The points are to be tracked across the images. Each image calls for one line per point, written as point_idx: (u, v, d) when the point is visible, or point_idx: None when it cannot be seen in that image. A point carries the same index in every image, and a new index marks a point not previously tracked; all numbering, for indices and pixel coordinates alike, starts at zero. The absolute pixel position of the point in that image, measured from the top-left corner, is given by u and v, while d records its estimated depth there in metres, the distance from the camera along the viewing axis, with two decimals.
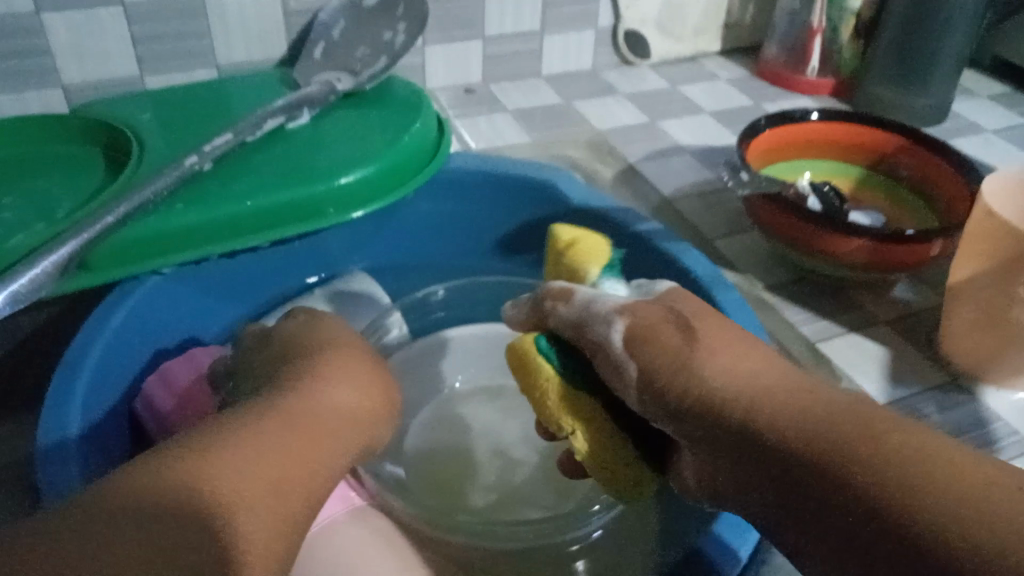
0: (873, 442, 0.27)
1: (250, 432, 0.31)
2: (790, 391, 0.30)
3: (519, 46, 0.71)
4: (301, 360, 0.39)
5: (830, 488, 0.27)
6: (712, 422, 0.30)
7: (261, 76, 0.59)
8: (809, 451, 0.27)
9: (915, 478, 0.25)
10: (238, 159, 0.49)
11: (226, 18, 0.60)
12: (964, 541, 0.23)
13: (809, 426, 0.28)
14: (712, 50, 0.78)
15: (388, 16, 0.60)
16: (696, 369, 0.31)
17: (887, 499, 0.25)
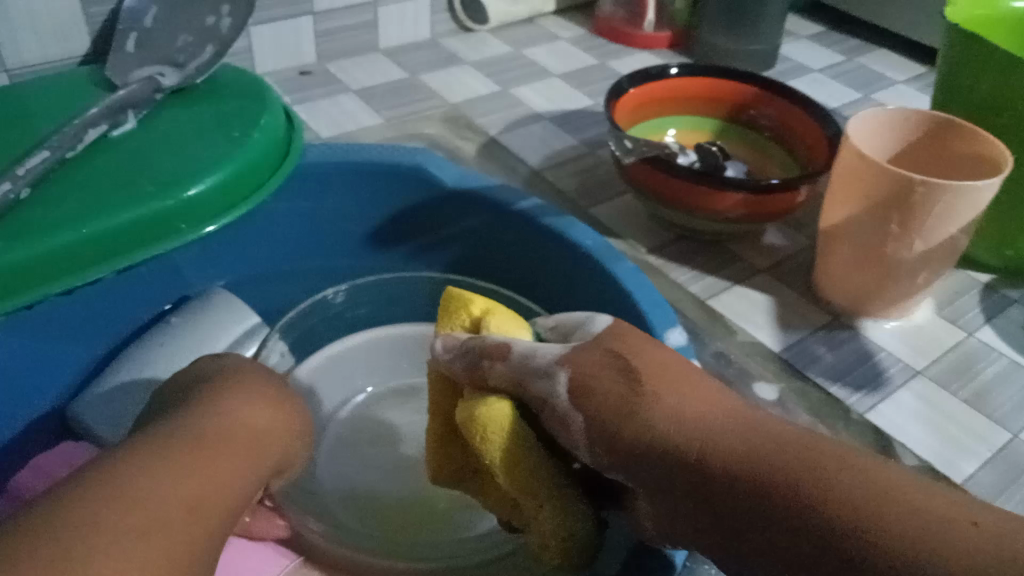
0: (844, 480, 0.24)
1: (160, 459, 0.29)
2: (746, 428, 0.27)
3: (353, 19, 0.66)
4: (206, 380, 0.36)
5: (800, 536, 0.24)
6: (666, 467, 0.28)
7: (66, 78, 0.51)
8: (775, 492, 0.25)
9: (895, 521, 0.23)
10: (60, 178, 0.42)
11: (10, 10, 0.51)
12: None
13: (774, 465, 0.25)
14: (547, 9, 0.77)
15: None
16: (642, 416, 0.29)
17: (873, 547, 0.23)
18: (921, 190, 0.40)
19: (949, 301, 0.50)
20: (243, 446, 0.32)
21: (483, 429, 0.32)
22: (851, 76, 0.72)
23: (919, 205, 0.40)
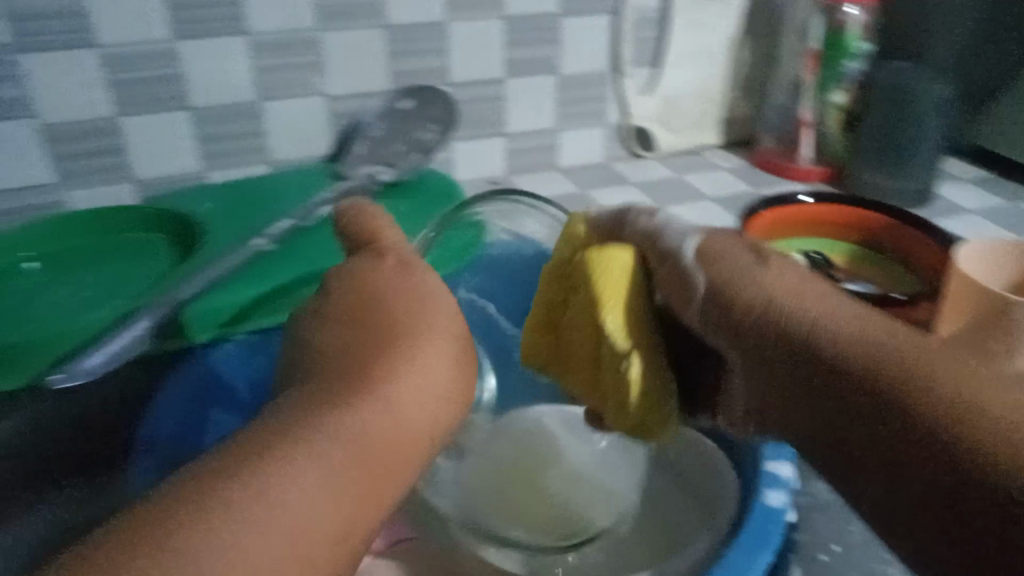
0: (935, 372, 0.26)
1: (289, 460, 0.26)
2: (856, 312, 0.29)
3: (538, 141, 0.79)
4: (376, 335, 0.33)
5: (886, 413, 0.26)
6: (776, 326, 0.31)
7: (306, 170, 0.68)
8: (868, 370, 0.27)
9: (985, 417, 0.24)
10: (296, 241, 0.57)
11: (278, 120, 0.67)
12: (998, 482, 0.23)
13: (876, 347, 0.27)
14: (712, 142, 0.86)
15: (420, 118, 0.69)
16: (759, 283, 0.32)
17: (959, 432, 0.24)
18: (1017, 312, 0.42)
19: None
20: (399, 447, 0.30)
21: (598, 266, 0.36)
22: (1010, 219, 0.74)
23: (1014, 326, 0.42)
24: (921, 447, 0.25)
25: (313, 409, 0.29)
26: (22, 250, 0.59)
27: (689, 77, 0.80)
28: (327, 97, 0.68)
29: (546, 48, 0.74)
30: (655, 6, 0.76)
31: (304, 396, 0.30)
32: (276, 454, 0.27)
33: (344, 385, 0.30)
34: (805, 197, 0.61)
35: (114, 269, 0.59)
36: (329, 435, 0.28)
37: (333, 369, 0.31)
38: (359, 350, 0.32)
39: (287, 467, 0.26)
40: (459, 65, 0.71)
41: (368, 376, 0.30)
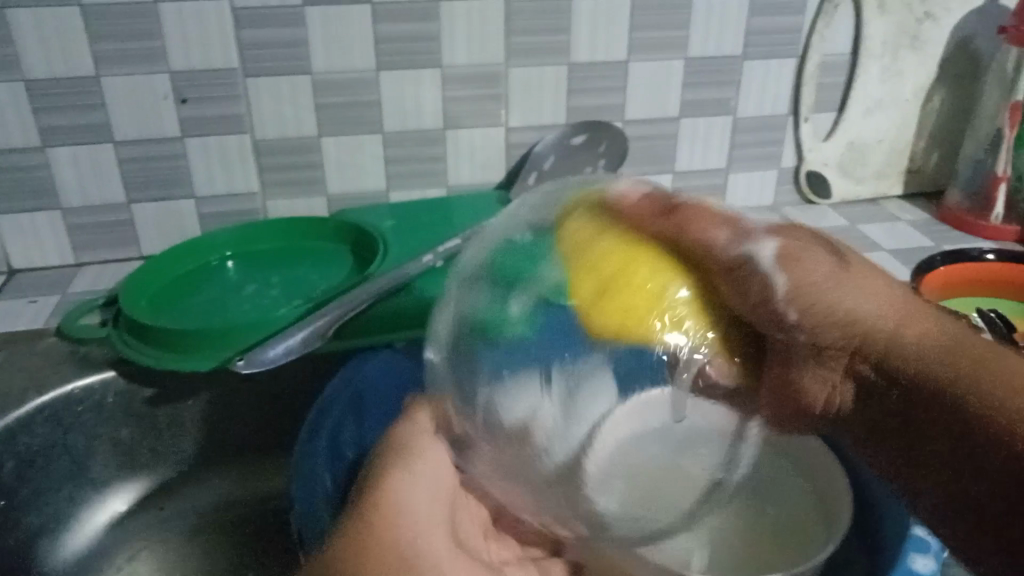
0: (961, 367, 0.36)
1: (364, 543, 0.35)
2: (921, 319, 0.39)
3: (707, 181, 0.79)
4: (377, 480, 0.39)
5: (952, 406, 0.36)
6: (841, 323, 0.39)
7: (479, 197, 0.72)
8: (943, 365, 0.37)
9: (989, 388, 0.35)
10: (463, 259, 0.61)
11: (459, 147, 0.72)
12: (1009, 428, 0.33)
13: (911, 343, 0.38)
14: (892, 191, 0.82)
15: (592, 152, 0.72)
16: (840, 300, 0.39)
17: (972, 401, 0.35)
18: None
19: None
20: (431, 526, 0.39)
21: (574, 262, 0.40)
22: None
23: None
24: (955, 416, 0.35)
25: (371, 501, 0.38)
26: (225, 250, 0.66)
27: (875, 124, 0.77)
28: (505, 127, 0.72)
29: (724, 90, 0.74)
30: (843, 51, 0.74)
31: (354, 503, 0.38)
32: (351, 566, 0.34)
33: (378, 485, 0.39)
34: (991, 253, 0.58)
35: (301, 272, 0.65)
36: (388, 518, 0.37)
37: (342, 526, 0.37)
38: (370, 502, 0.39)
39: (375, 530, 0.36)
40: (634, 102, 0.73)
41: (371, 510, 0.37)
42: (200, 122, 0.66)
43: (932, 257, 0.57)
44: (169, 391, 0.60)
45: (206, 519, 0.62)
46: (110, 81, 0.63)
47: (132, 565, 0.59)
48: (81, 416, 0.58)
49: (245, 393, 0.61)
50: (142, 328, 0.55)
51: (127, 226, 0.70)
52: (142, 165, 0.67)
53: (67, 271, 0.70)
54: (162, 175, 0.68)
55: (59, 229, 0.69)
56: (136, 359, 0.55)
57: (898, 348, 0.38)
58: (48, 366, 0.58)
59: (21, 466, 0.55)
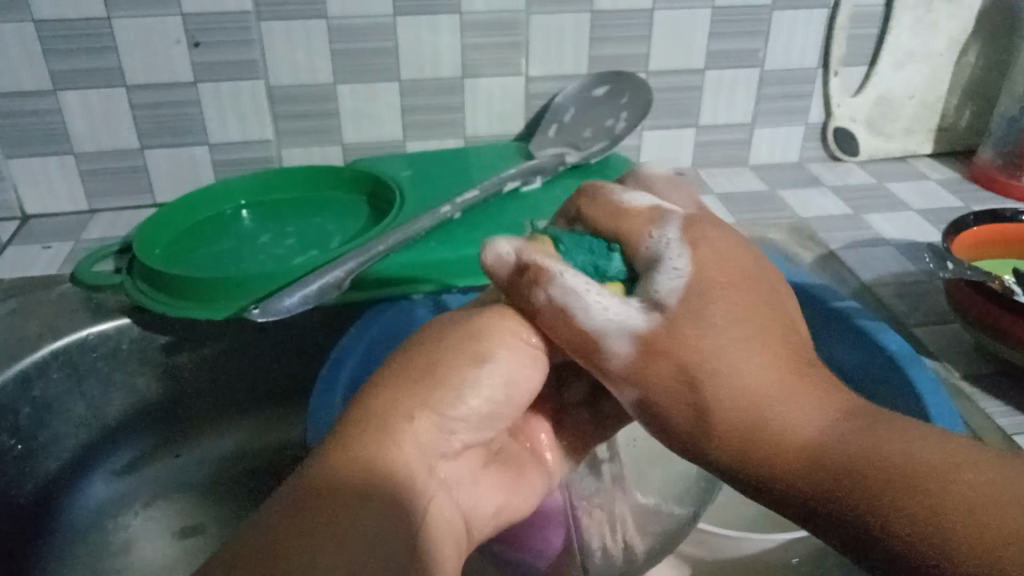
0: (858, 480, 0.28)
1: (375, 442, 0.32)
2: (793, 416, 0.30)
3: (731, 136, 0.77)
4: (458, 327, 0.36)
5: (850, 524, 0.28)
6: (742, 447, 0.31)
7: (498, 149, 0.71)
8: (824, 478, 0.29)
9: (938, 522, 0.26)
10: (482, 211, 0.60)
11: (478, 97, 0.70)
12: (953, 568, 0.26)
13: (822, 443, 0.29)
14: (921, 150, 0.79)
15: (613, 105, 0.70)
16: (731, 404, 0.31)
17: (892, 532, 0.27)
18: None
19: None
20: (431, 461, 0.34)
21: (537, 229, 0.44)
22: None
23: None
24: (838, 527, 0.29)
25: (429, 375, 0.34)
26: (240, 199, 0.65)
27: (905, 79, 0.75)
28: (525, 77, 0.70)
29: (751, 41, 0.72)
30: (876, 3, 0.71)
31: (383, 381, 0.35)
32: (358, 512, 0.31)
33: (435, 338, 0.36)
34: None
35: (317, 222, 0.64)
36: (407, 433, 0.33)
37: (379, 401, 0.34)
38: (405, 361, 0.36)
39: (387, 418, 0.33)
40: (658, 52, 0.71)
41: (398, 415, 0.34)
42: (212, 67, 0.65)
43: (964, 216, 0.55)
44: (184, 340, 0.59)
45: (219, 470, 0.62)
46: (120, 23, 0.62)
47: (149, 511, 0.60)
48: (97, 363, 0.58)
49: (260, 344, 0.61)
50: (157, 276, 0.55)
51: (141, 173, 0.69)
52: (154, 111, 0.66)
53: (81, 217, 0.70)
54: (175, 121, 0.67)
55: (72, 174, 0.68)
56: (151, 307, 0.54)
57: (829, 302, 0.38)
58: (61, 312, 0.57)
59: (37, 412, 0.55)
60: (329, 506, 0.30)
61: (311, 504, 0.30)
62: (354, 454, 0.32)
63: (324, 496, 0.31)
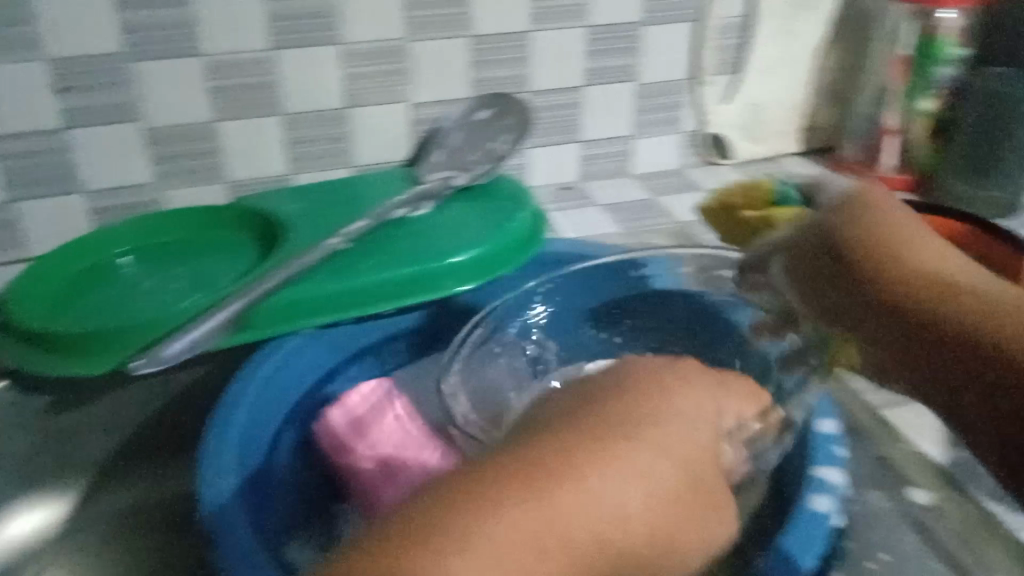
0: (931, 292, 0.40)
1: (589, 467, 0.33)
2: (936, 259, 0.42)
3: (614, 148, 0.80)
4: (639, 401, 0.37)
5: (933, 336, 0.39)
6: (884, 291, 0.42)
7: (384, 174, 0.70)
8: (926, 288, 0.41)
9: (983, 316, 0.38)
10: (373, 238, 0.59)
11: (363, 125, 0.70)
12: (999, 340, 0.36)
13: (920, 278, 0.41)
14: (791, 149, 0.84)
15: (497, 126, 0.69)
16: (884, 252, 0.43)
17: (957, 319, 0.38)
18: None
19: None
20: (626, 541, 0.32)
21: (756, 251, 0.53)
22: None
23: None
24: (943, 342, 0.39)
25: (625, 428, 0.35)
26: (123, 245, 0.64)
27: (771, 86, 0.79)
28: (408, 103, 0.70)
29: (626, 57, 0.75)
30: (738, 14, 0.75)
31: (595, 413, 0.36)
32: (525, 504, 0.31)
33: (619, 412, 0.36)
34: None
35: (204, 262, 0.63)
36: (596, 484, 0.32)
37: (587, 421, 0.35)
38: (527, 442, 0.34)
39: (577, 481, 0.32)
40: (538, 73, 0.72)
41: (599, 444, 0.34)
42: (84, 113, 0.63)
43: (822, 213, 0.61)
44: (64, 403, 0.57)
45: (120, 527, 0.62)
46: None
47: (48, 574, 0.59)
48: None
49: (150, 399, 0.60)
50: (36, 334, 0.53)
51: (14, 226, 0.66)
52: (24, 162, 0.64)
53: None
54: (48, 170, 0.64)
55: None
56: (32, 368, 0.52)
57: (902, 279, 0.42)
58: None
59: None
60: (507, 488, 0.31)
61: (514, 480, 0.31)
62: (550, 476, 0.32)
63: (469, 501, 0.30)
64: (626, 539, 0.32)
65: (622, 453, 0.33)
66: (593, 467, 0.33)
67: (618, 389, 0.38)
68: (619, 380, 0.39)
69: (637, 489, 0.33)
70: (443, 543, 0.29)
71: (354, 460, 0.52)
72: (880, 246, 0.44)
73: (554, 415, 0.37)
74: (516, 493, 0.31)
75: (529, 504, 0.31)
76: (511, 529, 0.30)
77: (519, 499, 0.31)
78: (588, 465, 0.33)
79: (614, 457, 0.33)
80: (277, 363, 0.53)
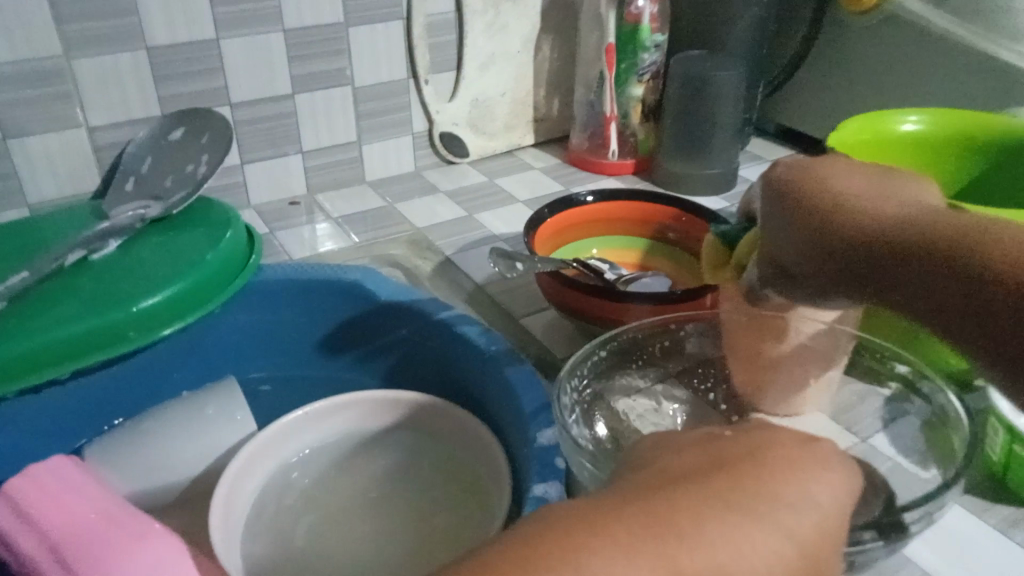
0: (900, 242, 0.34)
1: (737, 528, 0.27)
2: (878, 215, 0.36)
3: (341, 156, 0.75)
4: (775, 453, 0.31)
5: (927, 275, 0.33)
6: (864, 246, 0.35)
7: (66, 210, 0.60)
8: (927, 245, 0.33)
9: (967, 262, 0.32)
10: (41, 293, 0.51)
11: (31, 158, 0.61)
12: (987, 272, 0.31)
13: (896, 229, 0.35)
14: (525, 142, 0.84)
15: (192, 147, 0.62)
16: (833, 184, 0.39)
17: (929, 261, 0.33)
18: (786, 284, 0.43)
19: (845, 408, 0.49)
20: None
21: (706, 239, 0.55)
22: None
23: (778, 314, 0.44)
24: (953, 285, 0.32)
25: (737, 485, 0.29)
26: None
27: (493, 80, 0.78)
28: (86, 128, 0.62)
29: (335, 60, 0.70)
30: (448, 9, 0.73)
31: (751, 453, 0.31)
32: (650, 551, 0.26)
33: (758, 469, 0.30)
34: (590, 195, 0.62)
35: None
36: (725, 544, 0.27)
37: (706, 475, 0.30)
38: (656, 492, 0.29)
39: (714, 540, 0.27)
40: (238, 83, 0.66)
41: (718, 499, 0.28)
42: None
43: (540, 212, 0.60)
44: None
45: None
46: None
47: None
48: None
49: None
50: None
51: None
52: None
53: None
54: None
55: None
56: None
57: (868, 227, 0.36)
58: None
59: None
60: (642, 531, 0.27)
61: (599, 519, 0.27)
62: (690, 534, 0.27)
63: (566, 532, 0.26)
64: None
65: (731, 507, 0.28)
66: (705, 521, 0.27)
67: (761, 437, 0.32)
68: (761, 436, 0.33)
69: (774, 541, 0.27)
70: None
71: (20, 544, 0.43)
72: (801, 191, 0.39)
73: (681, 467, 0.31)
74: (593, 531, 0.27)
75: (615, 548, 0.26)
76: (612, 571, 0.25)
77: (622, 526, 0.27)
78: (704, 529, 0.27)
79: (715, 508, 0.28)
80: None
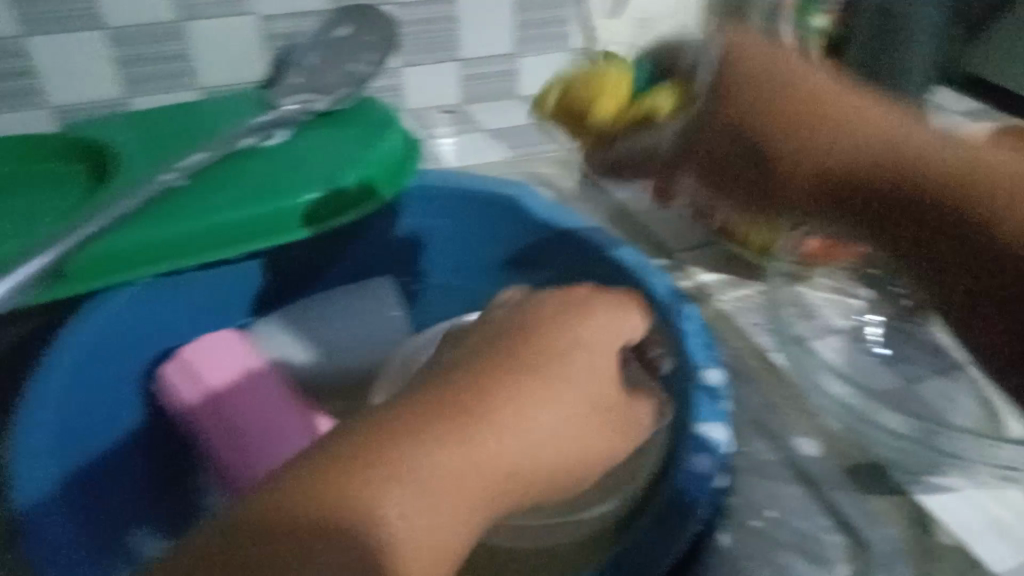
0: (954, 185, 0.40)
1: (533, 402, 0.37)
2: (932, 157, 0.43)
3: (497, 68, 0.73)
4: (556, 314, 0.42)
5: (953, 232, 0.40)
6: (933, 190, 0.41)
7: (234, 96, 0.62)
8: (954, 200, 0.40)
9: (999, 223, 0.38)
10: (216, 172, 0.52)
11: (205, 42, 0.62)
12: (1007, 239, 0.37)
13: (949, 181, 0.41)
14: None
15: (357, 44, 0.61)
16: (902, 129, 0.45)
17: (971, 218, 0.39)
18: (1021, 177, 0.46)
19: None
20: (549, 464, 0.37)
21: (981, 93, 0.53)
22: None
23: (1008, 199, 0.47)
24: (979, 253, 0.38)
25: (526, 356, 0.39)
26: None
27: None
28: (259, 17, 0.62)
29: None
30: None
31: (520, 331, 0.41)
32: (446, 440, 0.34)
33: (570, 338, 0.41)
34: None
35: (23, 201, 0.53)
36: (539, 396, 0.37)
37: (509, 353, 0.39)
38: (477, 378, 0.37)
39: (508, 415, 0.36)
40: None
41: (518, 370, 0.38)
42: None
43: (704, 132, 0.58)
44: None
45: None
46: None
47: None
48: None
49: None
50: None
51: None
52: None
53: None
54: None
55: None
56: None
57: (919, 173, 0.42)
58: None
59: None
60: (436, 421, 0.34)
61: (429, 421, 0.35)
62: (477, 421, 0.35)
63: (343, 455, 0.32)
64: (508, 488, 0.35)
65: (514, 381, 0.37)
66: (513, 411, 0.36)
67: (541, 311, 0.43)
68: (549, 308, 0.43)
69: (548, 413, 0.37)
70: (369, 490, 0.31)
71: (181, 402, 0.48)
72: (826, 120, 0.49)
73: (464, 360, 0.39)
74: (383, 439, 0.33)
75: (424, 452, 0.33)
76: (402, 471, 0.32)
77: (452, 426, 0.35)
78: (494, 398, 0.36)
79: (505, 385, 0.37)
80: (96, 336, 0.47)
